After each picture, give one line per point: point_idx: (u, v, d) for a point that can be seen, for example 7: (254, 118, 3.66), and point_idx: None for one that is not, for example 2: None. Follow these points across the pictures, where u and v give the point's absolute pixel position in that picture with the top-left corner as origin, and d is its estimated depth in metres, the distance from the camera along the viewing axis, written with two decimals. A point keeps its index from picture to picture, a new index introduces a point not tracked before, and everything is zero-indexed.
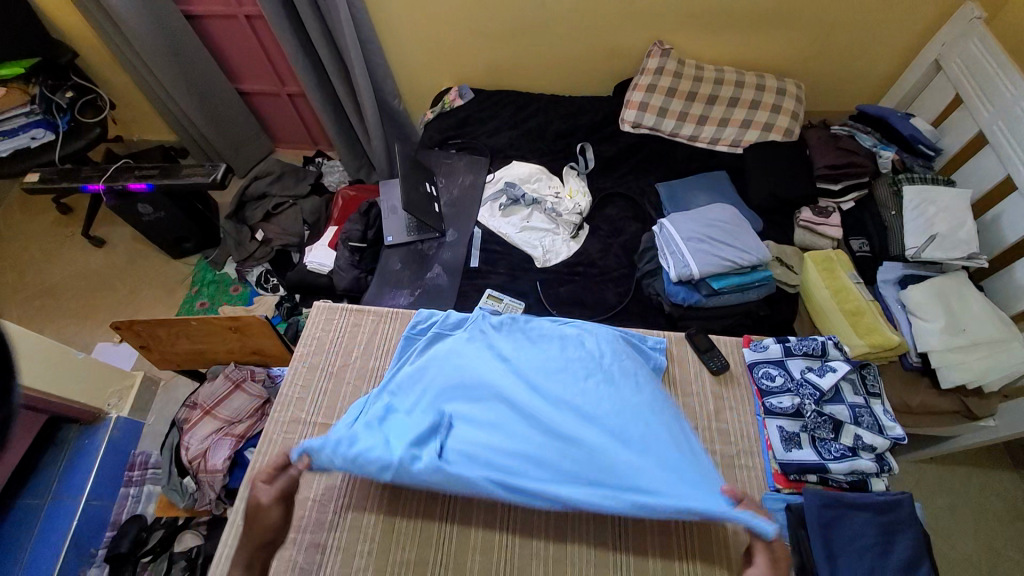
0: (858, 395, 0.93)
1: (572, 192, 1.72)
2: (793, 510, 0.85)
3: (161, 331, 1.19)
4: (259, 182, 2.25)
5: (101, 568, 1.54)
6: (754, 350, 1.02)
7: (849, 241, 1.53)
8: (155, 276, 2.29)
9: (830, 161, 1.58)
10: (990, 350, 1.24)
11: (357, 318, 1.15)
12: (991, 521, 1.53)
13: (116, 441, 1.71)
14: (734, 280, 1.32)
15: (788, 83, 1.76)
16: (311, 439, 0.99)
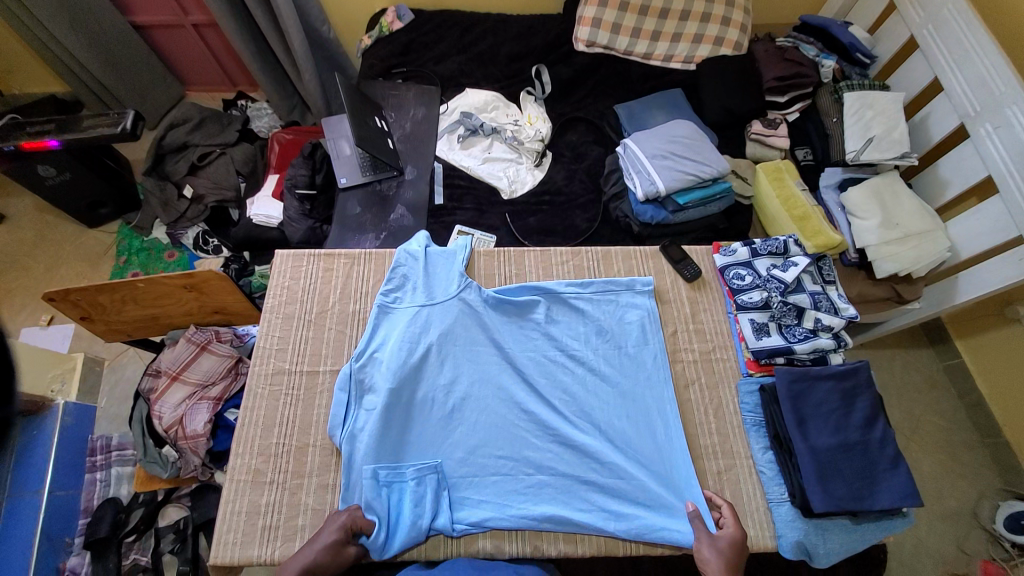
0: (817, 284, 1.01)
1: (531, 119, 1.66)
2: (765, 389, 0.95)
3: (104, 298, 1.06)
4: (176, 131, 1.99)
5: (82, 556, 1.51)
6: (724, 255, 1.07)
7: (795, 152, 1.63)
8: (73, 249, 2.02)
9: (776, 73, 1.62)
10: (918, 241, 1.40)
11: (328, 263, 1.09)
12: (907, 391, 1.80)
13: (69, 427, 1.60)
14: (697, 195, 1.36)
15: None
16: (301, 387, 0.96)
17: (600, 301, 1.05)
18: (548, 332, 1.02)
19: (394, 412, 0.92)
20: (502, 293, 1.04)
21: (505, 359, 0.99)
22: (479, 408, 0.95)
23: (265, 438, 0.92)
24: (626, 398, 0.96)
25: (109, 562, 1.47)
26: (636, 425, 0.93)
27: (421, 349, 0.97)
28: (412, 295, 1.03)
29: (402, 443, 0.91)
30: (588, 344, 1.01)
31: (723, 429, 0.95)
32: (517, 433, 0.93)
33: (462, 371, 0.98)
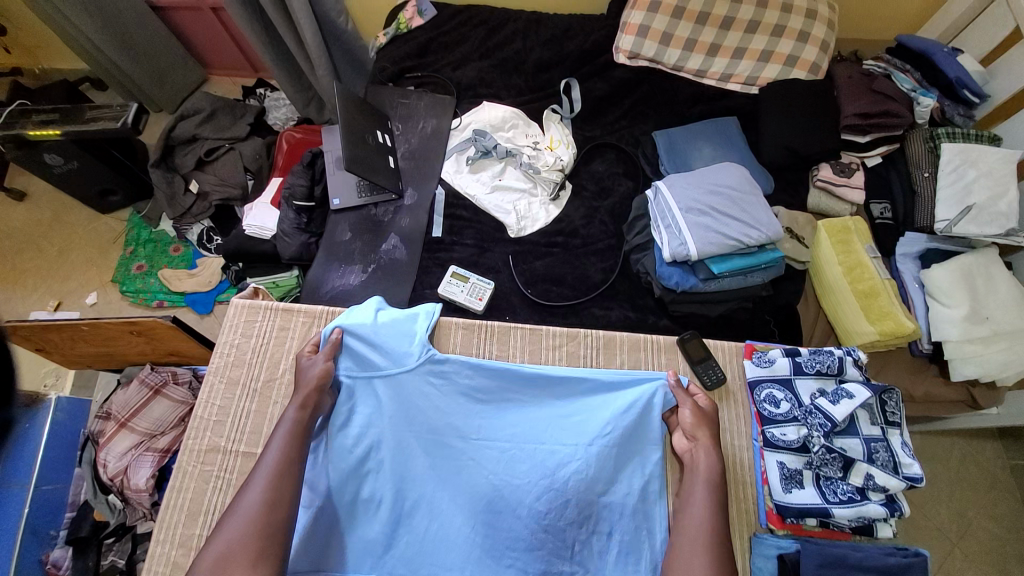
0: (875, 425, 0.78)
1: (553, 143, 1.44)
2: (786, 561, 0.73)
3: (54, 336, 0.99)
4: (187, 122, 1.92)
5: (65, 550, 1.43)
6: (757, 364, 0.86)
7: (869, 206, 1.33)
8: (84, 234, 2.01)
9: (859, 108, 1.33)
10: (1012, 342, 1.12)
11: (285, 320, 0.95)
12: (963, 488, 1.49)
13: (60, 423, 1.50)
14: (736, 264, 1.12)
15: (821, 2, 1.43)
16: (234, 472, 0.84)
17: (601, 389, 0.85)
18: (526, 429, 0.83)
19: (329, 513, 0.78)
20: (478, 370, 0.86)
21: (471, 457, 0.81)
22: (431, 519, 0.78)
23: (188, 525, 0.81)
24: (611, 523, 0.79)
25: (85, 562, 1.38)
26: (616, 550, 0.78)
27: (370, 439, 0.82)
28: (371, 364, 0.86)
29: (333, 554, 0.76)
30: (581, 442, 0.80)
31: None
32: (472, 559, 0.76)
33: (417, 470, 0.81)
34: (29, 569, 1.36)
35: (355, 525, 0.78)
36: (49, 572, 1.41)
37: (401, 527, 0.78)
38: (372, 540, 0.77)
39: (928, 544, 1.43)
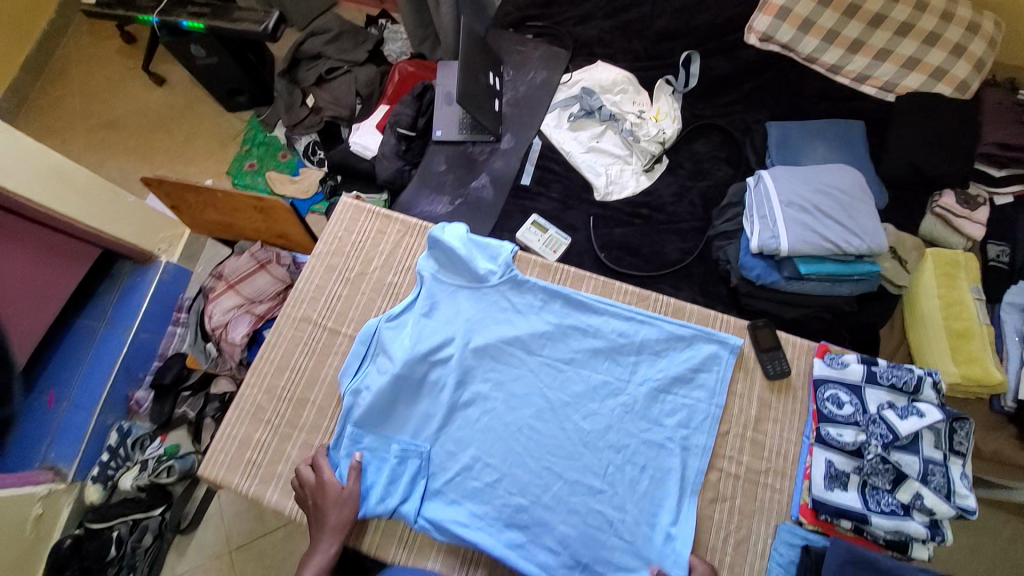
0: (939, 450, 0.75)
1: (659, 114, 1.42)
2: (810, 552, 0.74)
3: (190, 197, 1.14)
4: (315, 39, 2.07)
5: (147, 393, 1.72)
6: (827, 363, 0.82)
7: (986, 246, 1.21)
8: (207, 126, 2.22)
9: (1001, 137, 1.22)
10: None
11: (383, 225, 1.04)
12: (1008, 565, 1.38)
13: (164, 284, 1.78)
14: (828, 269, 1.08)
15: (987, 18, 1.29)
16: (319, 342, 0.96)
17: (665, 339, 0.90)
18: (585, 351, 0.91)
19: (401, 383, 0.89)
20: (552, 290, 0.95)
21: (532, 363, 0.91)
22: (484, 410, 0.88)
23: (275, 375, 0.94)
24: (647, 450, 0.84)
25: (164, 407, 1.68)
26: (646, 481, 0.82)
27: (442, 333, 0.92)
28: (460, 269, 0.96)
29: (394, 419, 0.88)
30: (631, 380, 0.89)
31: (738, 566, 0.78)
32: (513, 448, 0.86)
33: (481, 364, 0.91)
34: (116, 403, 1.65)
35: (421, 394, 0.90)
36: (132, 409, 1.70)
37: (460, 408, 0.89)
38: (428, 416, 0.88)
39: None
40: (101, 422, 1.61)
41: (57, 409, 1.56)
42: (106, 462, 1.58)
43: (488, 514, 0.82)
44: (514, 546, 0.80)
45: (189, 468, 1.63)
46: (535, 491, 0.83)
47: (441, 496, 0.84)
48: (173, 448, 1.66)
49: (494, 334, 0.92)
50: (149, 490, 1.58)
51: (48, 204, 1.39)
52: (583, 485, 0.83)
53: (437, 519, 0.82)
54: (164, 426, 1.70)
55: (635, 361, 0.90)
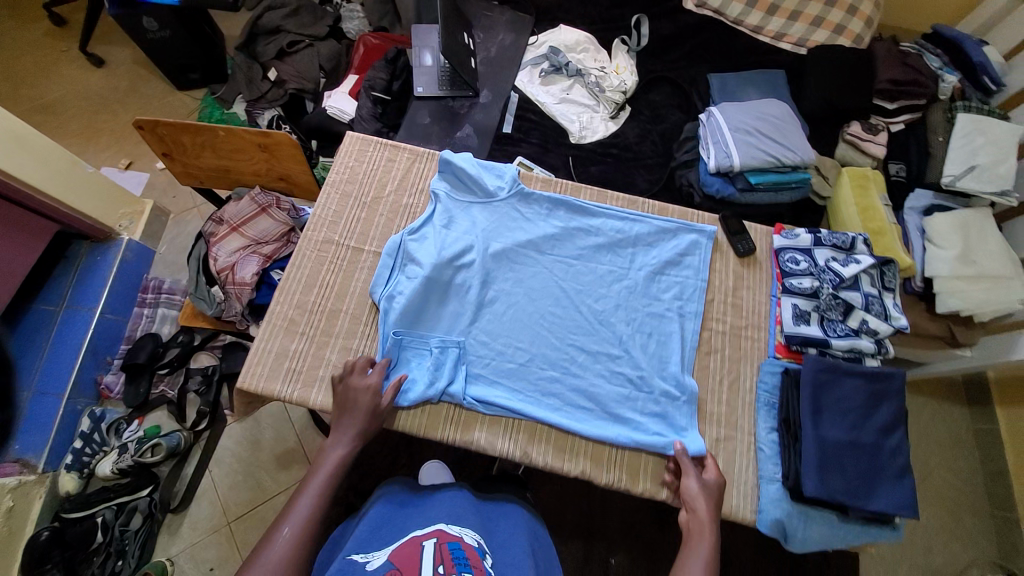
0: (874, 287, 0.96)
1: (618, 69, 1.61)
2: (789, 373, 0.92)
3: (187, 139, 1.17)
4: (273, 13, 2.04)
5: (117, 376, 1.54)
6: (784, 237, 1.03)
7: (887, 165, 1.50)
8: (157, 106, 2.11)
9: (892, 75, 1.49)
10: (994, 285, 1.27)
11: (393, 154, 1.12)
12: (928, 441, 1.60)
13: (128, 263, 1.62)
14: (772, 179, 1.30)
15: None
16: (345, 259, 1.01)
17: (657, 233, 1.06)
18: (590, 246, 1.04)
19: (433, 285, 0.97)
20: (555, 200, 1.07)
21: (545, 262, 1.03)
22: (508, 304, 0.99)
23: (305, 292, 0.98)
24: (651, 319, 0.99)
25: (139, 387, 1.49)
26: (654, 344, 0.97)
27: (463, 241, 1.01)
28: (472, 186, 1.07)
29: (427, 318, 0.96)
30: (632, 267, 1.03)
31: (733, 401, 0.94)
32: (538, 331, 0.97)
33: (500, 267, 1.01)
34: (85, 387, 1.49)
35: (449, 295, 0.98)
36: (102, 394, 1.53)
37: (487, 305, 0.98)
38: (458, 314, 0.97)
39: None
40: (71, 408, 1.45)
41: (21, 396, 1.41)
42: (80, 449, 1.41)
43: (525, 387, 0.93)
44: (549, 410, 0.92)
45: (177, 446, 1.44)
46: (562, 365, 0.95)
47: (481, 378, 0.93)
48: (155, 430, 1.49)
49: (509, 239, 1.03)
50: (134, 472, 1.40)
51: (9, 171, 1.26)
52: (603, 355, 0.96)
53: (483, 397, 0.91)
54: (140, 408, 1.51)
55: (633, 251, 1.05)
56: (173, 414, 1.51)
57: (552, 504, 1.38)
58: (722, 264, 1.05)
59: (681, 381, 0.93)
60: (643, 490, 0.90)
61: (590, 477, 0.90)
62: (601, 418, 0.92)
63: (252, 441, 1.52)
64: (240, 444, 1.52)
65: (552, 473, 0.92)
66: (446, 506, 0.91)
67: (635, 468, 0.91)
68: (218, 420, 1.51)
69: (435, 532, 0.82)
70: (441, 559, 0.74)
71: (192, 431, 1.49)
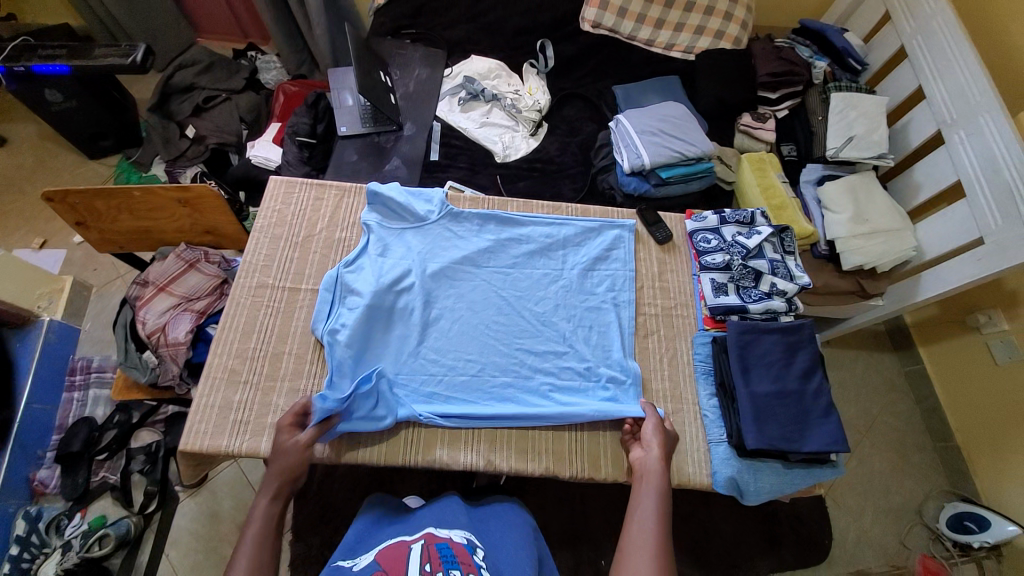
0: (777, 253, 1.07)
1: (531, 90, 1.72)
2: (717, 340, 1.01)
3: (102, 205, 1.15)
4: (184, 71, 2.02)
5: (53, 469, 1.41)
6: (695, 220, 1.13)
7: (780, 147, 1.67)
8: (69, 179, 2.02)
9: (770, 69, 1.68)
10: (886, 237, 1.43)
11: (320, 192, 1.14)
12: (865, 389, 1.74)
13: (52, 346, 1.49)
14: (680, 171, 1.42)
15: None
16: (282, 301, 1.01)
17: (583, 233, 1.14)
18: (522, 253, 1.10)
19: (375, 313, 0.98)
20: (484, 216, 1.13)
21: (483, 275, 1.07)
22: (452, 320, 1.01)
23: (244, 339, 0.97)
24: (589, 313, 1.05)
25: (78, 478, 1.36)
26: (596, 335, 1.03)
27: (400, 267, 1.04)
28: (402, 213, 1.10)
29: (374, 347, 0.97)
30: (564, 267, 1.10)
31: (675, 376, 1.01)
32: (485, 342, 1.00)
33: (440, 286, 1.04)
34: (15, 486, 1.33)
35: (393, 321, 1.00)
36: (37, 491, 1.38)
37: (432, 324, 1.01)
38: (405, 337, 0.99)
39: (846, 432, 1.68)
40: (2, 510, 1.29)
41: None
42: (17, 554, 1.25)
43: (480, 397, 0.96)
44: (506, 416, 0.94)
45: (127, 534, 1.32)
46: (513, 370, 0.98)
47: (435, 396, 0.95)
48: (100, 521, 1.35)
49: (444, 258, 1.07)
50: (81, 571, 1.27)
51: None
52: (549, 355, 1.00)
53: (441, 415, 0.92)
54: (81, 500, 1.37)
55: (564, 253, 1.11)
56: (118, 500, 1.39)
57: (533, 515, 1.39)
58: (646, 253, 1.14)
59: (624, 365, 0.99)
60: (607, 476, 0.93)
61: (554, 473, 0.93)
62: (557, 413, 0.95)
63: (211, 515, 1.43)
64: (197, 521, 1.42)
65: (518, 476, 0.94)
66: (436, 512, 0.90)
67: (596, 456, 0.94)
68: (169, 499, 1.40)
69: (423, 535, 0.82)
70: (427, 557, 0.74)
71: (141, 514, 1.36)
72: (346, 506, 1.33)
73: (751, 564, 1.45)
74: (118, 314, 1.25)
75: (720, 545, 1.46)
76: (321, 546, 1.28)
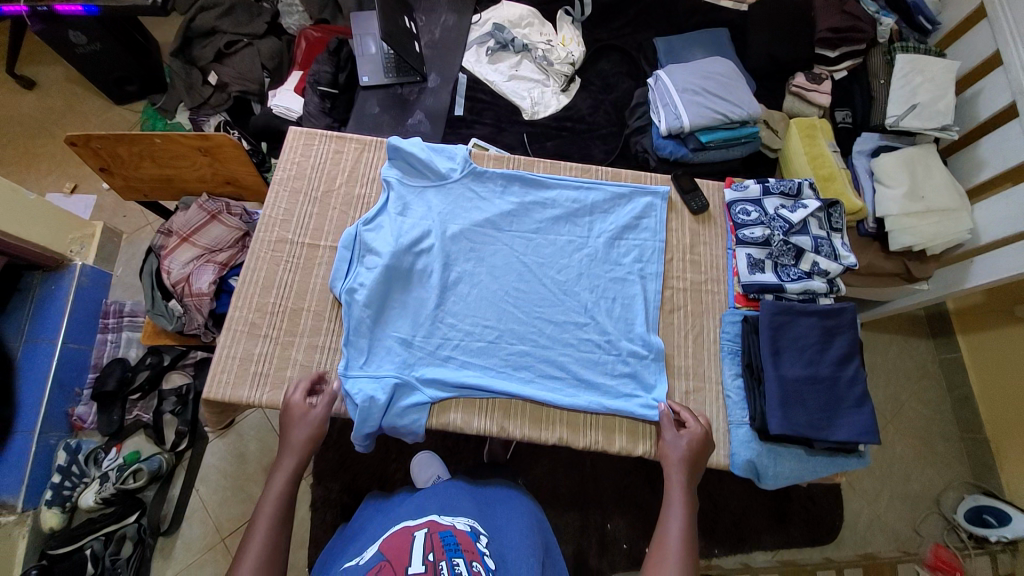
0: (823, 230, 1.00)
1: (564, 40, 1.59)
2: (748, 320, 0.96)
3: (124, 151, 1.14)
4: (206, 14, 1.95)
5: (90, 406, 1.48)
6: (735, 190, 1.05)
7: (834, 112, 1.53)
8: (98, 124, 2.02)
9: (830, 24, 1.51)
10: (942, 218, 1.31)
11: (340, 145, 1.10)
12: (897, 375, 1.67)
13: (85, 289, 1.54)
14: (722, 135, 1.32)
15: None
16: (301, 257, 1.00)
17: (613, 199, 1.07)
18: (548, 217, 1.05)
19: (394, 274, 0.96)
20: (510, 177, 1.07)
21: (505, 240, 1.03)
22: (472, 284, 0.99)
23: (264, 294, 0.97)
24: (612, 284, 1.00)
25: (112, 416, 1.44)
26: (620, 307, 0.99)
27: (420, 227, 1.01)
28: (422, 170, 1.06)
29: (392, 307, 0.96)
30: (591, 235, 1.04)
31: (699, 354, 0.98)
32: (504, 308, 0.97)
33: (460, 249, 1.01)
34: (56, 420, 1.42)
35: (411, 282, 0.98)
36: (76, 425, 1.47)
37: (450, 288, 0.98)
38: (423, 300, 0.97)
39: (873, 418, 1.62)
40: (44, 443, 1.39)
41: None
42: (60, 483, 1.36)
43: (494, 364, 0.94)
44: (522, 384, 0.93)
45: (159, 470, 1.41)
46: (533, 337, 0.96)
47: (451, 360, 0.94)
48: (135, 455, 1.45)
49: (464, 220, 1.03)
50: (118, 500, 1.37)
51: None
52: (570, 325, 0.97)
53: (456, 379, 0.91)
54: (117, 435, 1.46)
55: (592, 219, 1.06)
56: (151, 437, 1.48)
57: (544, 479, 1.41)
58: (678, 222, 1.07)
59: (644, 339, 0.96)
60: (620, 449, 0.92)
61: (568, 443, 0.92)
62: (573, 385, 0.94)
63: (237, 456, 1.50)
64: (224, 461, 1.49)
65: (531, 443, 0.93)
66: (439, 497, 0.91)
67: (611, 429, 0.93)
68: (198, 439, 1.48)
69: (427, 521, 0.82)
70: (431, 546, 0.75)
71: (172, 452, 1.45)
72: (362, 458, 1.38)
73: (758, 538, 1.46)
74: (145, 263, 1.27)
75: (729, 518, 1.47)
76: (340, 491, 1.35)
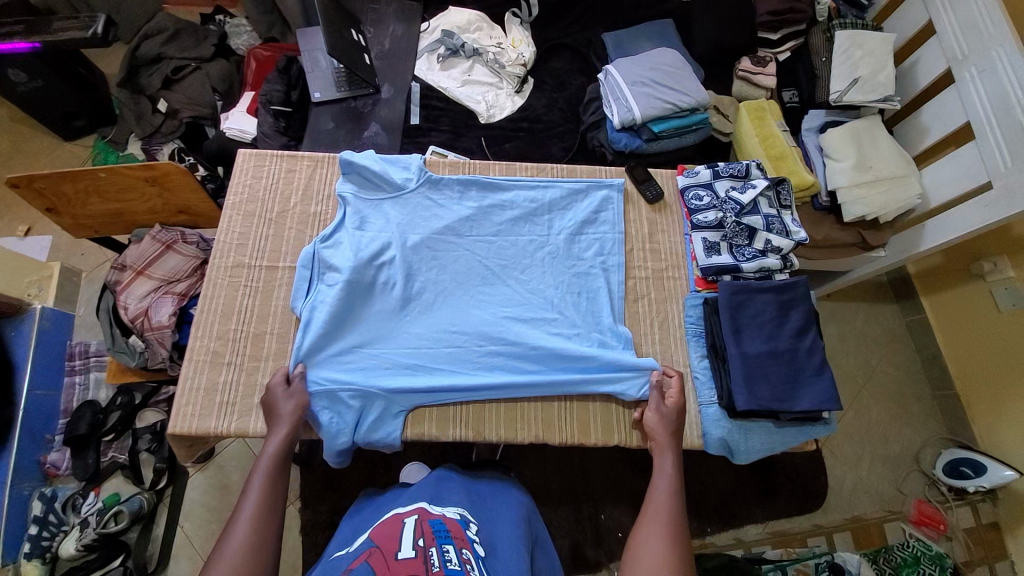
0: (773, 208, 1.03)
1: (515, 42, 1.60)
2: (709, 302, 0.99)
3: (68, 189, 1.11)
4: (150, 41, 1.90)
5: (63, 452, 1.43)
6: (686, 176, 1.08)
7: (781, 93, 1.56)
8: (46, 162, 1.96)
9: (771, 7, 1.56)
10: (888, 186, 1.36)
11: (292, 164, 1.09)
12: (866, 341, 1.72)
13: (47, 332, 1.48)
14: (674, 124, 1.35)
15: None
16: (261, 280, 0.98)
17: (569, 195, 1.09)
18: (508, 217, 1.05)
19: (356, 289, 0.95)
20: (467, 182, 1.08)
21: (467, 244, 1.03)
22: (436, 292, 0.99)
23: (226, 321, 0.95)
24: (574, 279, 1.01)
25: (87, 460, 1.39)
26: (585, 302, 1.00)
27: (379, 240, 1.00)
28: (378, 182, 1.05)
29: (357, 322, 0.95)
30: (551, 232, 1.05)
31: (666, 340, 0.99)
32: (471, 313, 0.98)
33: (422, 258, 1.01)
34: (27, 469, 1.36)
35: (375, 295, 0.97)
36: (50, 473, 1.42)
37: (414, 297, 0.98)
38: (388, 313, 0.96)
39: (846, 384, 1.67)
40: (16, 494, 1.33)
41: None
42: (37, 533, 1.31)
43: (464, 369, 0.94)
44: (494, 387, 0.93)
45: (141, 510, 1.36)
46: (502, 339, 0.96)
47: (421, 370, 0.93)
48: (114, 497, 1.39)
49: (423, 230, 1.03)
50: (100, 545, 1.31)
51: None
52: (537, 324, 0.97)
53: (427, 388, 0.91)
54: (93, 479, 1.41)
55: (550, 217, 1.07)
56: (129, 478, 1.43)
57: (535, 477, 1.42)
58: (635, 213, 1.09)
59: (608, 331, 0.97)
60: (596, 439, 0.93)
61: (544, 440, 0.93)
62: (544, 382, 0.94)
63: (221, 487, 1.47)
64: (208, 494, 1.46)
65: (508, 444, 0.94)
66: (430, 489, 0.90)
67: (586, 422, 0.94)
68: (180, 474, 1.45)
69: (416, 510, 0.82)
70: (421, 532, 0.74)
71: (153, 490, 1.41)
72: (349, 476, 1.36)
73: (748, 511, 1.49)
74: (101, 300, 1.24)
75: (718, 495, 1.50)
76: (330, 512, 1.33)
